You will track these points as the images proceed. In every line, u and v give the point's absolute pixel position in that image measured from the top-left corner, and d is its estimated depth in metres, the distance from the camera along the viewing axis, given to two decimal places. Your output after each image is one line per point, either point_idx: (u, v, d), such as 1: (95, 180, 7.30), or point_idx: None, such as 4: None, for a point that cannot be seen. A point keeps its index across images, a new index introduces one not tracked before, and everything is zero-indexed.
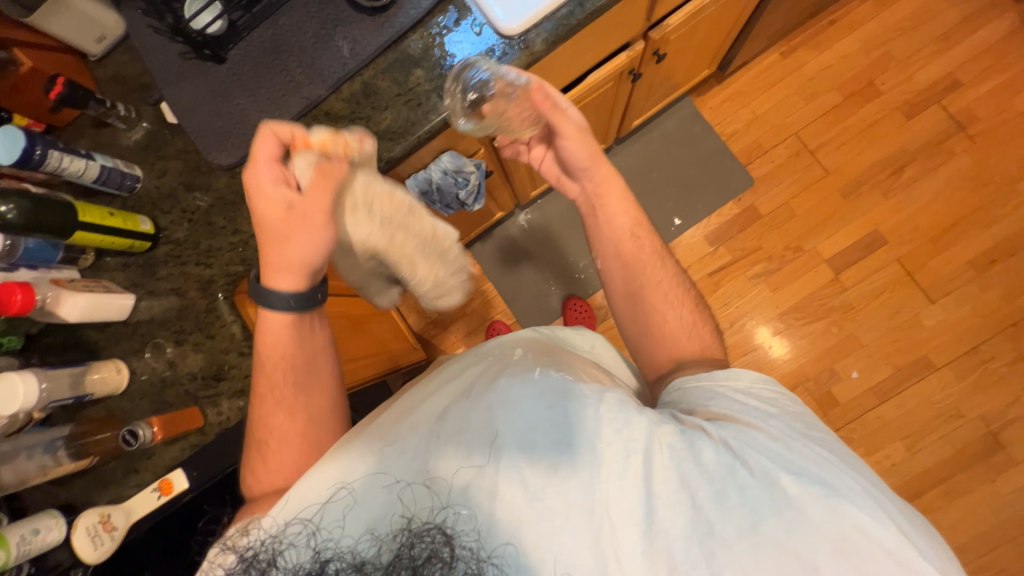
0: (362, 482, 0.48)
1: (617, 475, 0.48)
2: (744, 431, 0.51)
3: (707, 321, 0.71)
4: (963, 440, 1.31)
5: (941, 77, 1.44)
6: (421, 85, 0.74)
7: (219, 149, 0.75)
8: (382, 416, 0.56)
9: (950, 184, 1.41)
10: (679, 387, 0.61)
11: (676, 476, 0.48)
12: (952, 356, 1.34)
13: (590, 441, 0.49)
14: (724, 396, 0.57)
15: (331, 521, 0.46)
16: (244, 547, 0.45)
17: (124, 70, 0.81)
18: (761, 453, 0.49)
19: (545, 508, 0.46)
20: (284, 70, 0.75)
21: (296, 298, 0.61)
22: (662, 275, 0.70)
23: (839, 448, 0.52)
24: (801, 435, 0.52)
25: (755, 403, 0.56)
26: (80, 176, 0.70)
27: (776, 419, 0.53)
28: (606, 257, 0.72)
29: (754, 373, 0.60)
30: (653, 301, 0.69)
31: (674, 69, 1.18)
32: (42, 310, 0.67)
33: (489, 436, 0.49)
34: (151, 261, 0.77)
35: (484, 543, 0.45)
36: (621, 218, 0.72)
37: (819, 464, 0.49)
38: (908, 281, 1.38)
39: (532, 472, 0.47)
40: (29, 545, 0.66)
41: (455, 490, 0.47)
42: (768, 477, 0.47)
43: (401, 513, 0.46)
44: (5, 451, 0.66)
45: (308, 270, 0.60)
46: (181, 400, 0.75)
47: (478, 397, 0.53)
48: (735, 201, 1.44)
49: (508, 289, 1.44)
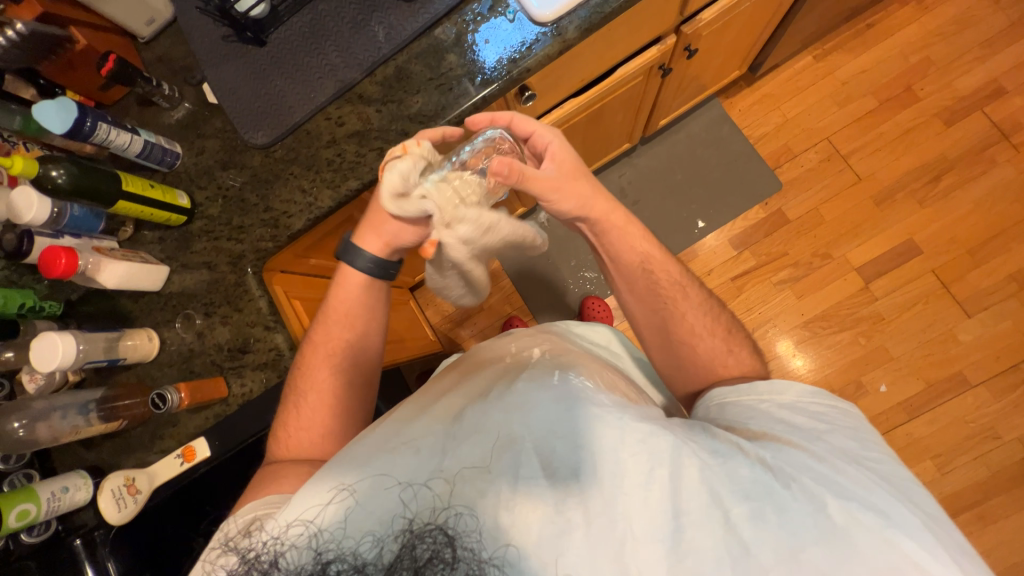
0: (365, 483, 0.43)
1: (641, 488, 0.43)
2: (785, 450, 0.46)
3: (744, 342, 0.65)
4: (999, 463, 1.24)
5: (984, 84, 1.39)
6: (454, 70, 0.75)
7: (256, 129, 0.77)
8: (394, 413, 0.52)
9: (992, 195, 1.35)
10: (718, 401, 0.57)
11: (706, 492, 0.43)
12: (988, 373, 1.28)
13: (613, 450, 0.44)
14: (765, 412, 0.53)
15: (330, 523, 0.42)
16: (246, 548, 0.43)
17: (170, 53, 0.84)
18: (806, 474, 0.43)
19: (565, 520, 0.41)
20: (321, 54, 0.77)
21: (376, 263, 0.66)
22: (687, 304, 0.65)
23: (895, 472, 0.46)
24: (851, 459, 0.46)
25: (800, 421, 0.50)
26: (125, 149, 0.73)
27: (821, 439, 0.48)
28: (624, 292, 0.68)
29: (800, 385, 0.55)
30: (679, 333, 0.64)
31: (705, 68, 1.17)
32: (83, 275, 0.70)
33: (504, 438, 0.45)
34: (185, 235, 0.80)
35: (492, 551, 0.40)
36: (627, 251, 0.66)
37: (872, 490, 0.43)
38: (943, 293, 1.32)
39: (549, 478, 0.43)
40: (58, 502, 0.69)
41: (463, 490, 0.42)
42: (813, 500, 0.42)
43: (404, 514, 0.41)
44: (42, 409, 0.69)
45: (394, 246, 0.66)
46: (207, 370, 0.77)
47: (496, 397, 0.49)
48: (762, 205, 1.42)
49: (526, 286, 1.43)
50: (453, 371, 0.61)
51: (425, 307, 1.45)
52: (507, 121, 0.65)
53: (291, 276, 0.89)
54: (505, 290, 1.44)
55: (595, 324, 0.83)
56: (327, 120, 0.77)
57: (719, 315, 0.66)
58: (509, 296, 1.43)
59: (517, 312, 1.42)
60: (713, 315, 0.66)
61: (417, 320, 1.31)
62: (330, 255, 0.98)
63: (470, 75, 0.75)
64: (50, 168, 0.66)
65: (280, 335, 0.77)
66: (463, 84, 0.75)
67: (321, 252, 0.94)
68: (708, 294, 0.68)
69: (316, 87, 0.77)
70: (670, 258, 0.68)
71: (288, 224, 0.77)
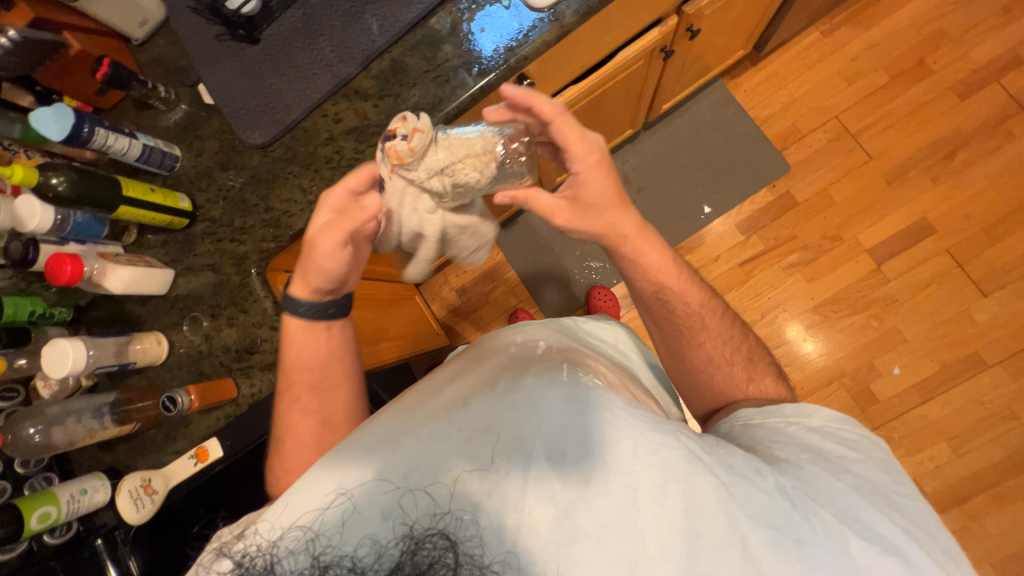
0: (365, 485, 0.43)
1: (652, 502, 0.41)
2: (806, 476, 0.45)
3: (765, 368, 0.64)
4: (1016, 443, 1.22)
5: (1001, 54, 1.34)
6: (450, 61, 0.74)
7: (253, 129, 0.77)
8: (395, 407, 0.51)
9: (1009, 169, 1.31)
10: (744, 422, 0.56)
11: (721, 510, 0.41)
12: (1005, 353, 1.25)
13: (625, 460, 0.42)
14: (792, 436, 0.52)
15: (330, 526, 0.41)
16: (241, 552, 0.42)
17: (165, 54, 0.84)
18: (826, 507, 0.42)
19: (574, 527, 0.40)
20: (314, 49, 0.76)
21: (313, 308, 0.64)
22: (703, 335, 0.63)
23: (926, 513, 0.44)
24: (881, 496, 0.44)
25: (831, 446, 0.49)
26: (124, 154, 0.73)
27: (849, 471, 0.46)
28: (644, 314, 0.67)
29: (828, 411, 0.54)
30: (693, 361, 0.64)
31: (708, 48, 1.14)
32: (90, 281, 0.70)
33: (511, 439, 0.44)
34: (188, 238, 0.80)
35: (493, 555, 0.40)
36: (647, 279, 0.63)
37: (895, 531, 0.42)
38: (957, 272, 1.29)
39: (558, 482, 0.42)
40: (78, 503, 0.70)
41: (467, 497, 0.42)
42: (834, 535, 0.40)
43: (404, 519, 0.41)
44: (57, 413, 0.70)
45: (319, 287, 0.62)
46: (217, 371, 0.77)
47: (503, 392, 0.48)
48: (770, 188, 1.39)
49: (531, 279, 1.42)
50: (453, 365, 0.60)
51: (431, 301, 1.45)
52: (551, 118, 0.57)
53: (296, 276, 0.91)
54: (510, 283, 1.43)
55: (601, 317, 0.84)
56: (324, 117, 0.77)
57: (741, 338, 0.65)
58: (515, 288, 1.42)
59: (522, 304, 1.41)
60: (734, 341, 0.64)
61: (423, 315, 1.31)
62: None
63: (467, 65, 0.74)
64: (50, 176, 0.66)
65: None
66: (460, 74, 0.74)
67: None
68: (729, 319, 0.65)
69: (311, 84, 0.76)
70: (692, 282, 0.65)
71: (288, 223, 0.77)
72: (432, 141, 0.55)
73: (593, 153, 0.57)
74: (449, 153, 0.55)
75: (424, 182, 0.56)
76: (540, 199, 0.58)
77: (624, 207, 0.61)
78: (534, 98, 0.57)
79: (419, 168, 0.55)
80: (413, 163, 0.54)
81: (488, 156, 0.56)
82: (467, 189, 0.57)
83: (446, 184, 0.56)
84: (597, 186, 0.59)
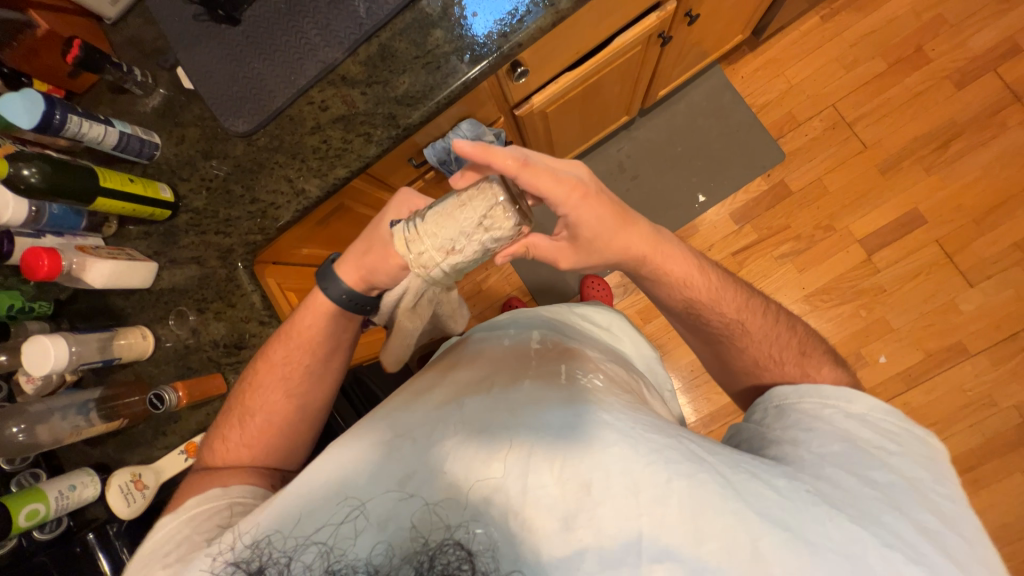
0: (376, 499, 0.42)
1: (656, 505, 0.41)
2: (824, 475, 0.46)
3: (820, 359, 0.60)
4: (994, 429, 1.26)
5: (1000, 42, 1.33)
6: (441, 47, 0.71)
7: (236, 116, 0.74)
8: (394, 408, 0.51)
9: (1001, 161, 1.31)
10: (778, 403, 0.57)
11: (731, 515, 0.40)
12: (989, 342, 1.28)
13: (627, 461, 0.42)
14: (829, 419, 0.52)
15: (342, 537, 0.41)
16: (258, 556, 0.41)
17: (139, 34, 0.80)
18: (845, 512, 0.42)
19: (575, 534, 0.40)
20: (298, 32, 0.72)
21: (350, 298, 0.62)
22: (751, 336, 0.62)
23: (965, 518, 0.44)
24: (916, 496, 0.45)
25: (868, 434, 0.50)
26: (100, 142, 0.70)
27: (884, 467, 0.47)
28: (676, 317, 0.67)
29: (872, 400, 0.54)
30: (738, 364, 0.64)
31: (706, 34, 1.11)
32: (69, 275, 0.68)
33: (509, 443, 0.44)
34: (171, 230, 0.78)
35: (504, 567, 0.39)
36: (674, 294, 0.63)
37: (918, 536, 0.42)
38: (946, 263, 1.31)
39: (558, 488, 0.41)
40: (67, 500, 0.69)
41: (473, 505, 0.41)
42: (851, 539, 0.40)
43: (414, 530, 0.40)
44: (40, 411, 0.68)
45: (367, 281, 0.61)
46: (205, 366, 0.76)
47: (501, 395, 0.49)
48: (764, 177, 1.38)
49: (525, 268, 1.41)
50: (454, 363, 0.60)
51: None
52: (515, 173, 0.51)
53: (283, 268, 0.88)
54: (504, 271, 1.41)
55: (595, 302, 0.84)
56: (310, 104, 0.74)
57: (790, 333, 0.62)
58: (508, 277, 1.41)
59: (515, 292, 1.41)
60: (783, 340, 0.62)
61: None
62: (323, 243, 0.95)
63: (459, 51, 0.71)
64: (21, 167, 0.63)
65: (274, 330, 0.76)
66: (452, 61, 0.71)
67: (313, 241, 0.91)
68: (774, 318, 0.63)
69: (296, 70, 0.73)
70: (726, 288, 0.63)
71: (275, 215, 0.75)
72: (426, 237, 0.53)
73: (577, 189, 0.54)
74: (438, 240, 0.53)
75: (456, 264, 0.54)
76: (540, 241, 0.58)
77: (632, 228, 0.59)
78: (490, 152, 0.50)
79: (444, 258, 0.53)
80: (413, 263, 0.55)
81: (477, 224, 0.52)
82: (507, 236, 0.52)
83: (477, 248, 0.52)
84: (592, 221, 0.56)
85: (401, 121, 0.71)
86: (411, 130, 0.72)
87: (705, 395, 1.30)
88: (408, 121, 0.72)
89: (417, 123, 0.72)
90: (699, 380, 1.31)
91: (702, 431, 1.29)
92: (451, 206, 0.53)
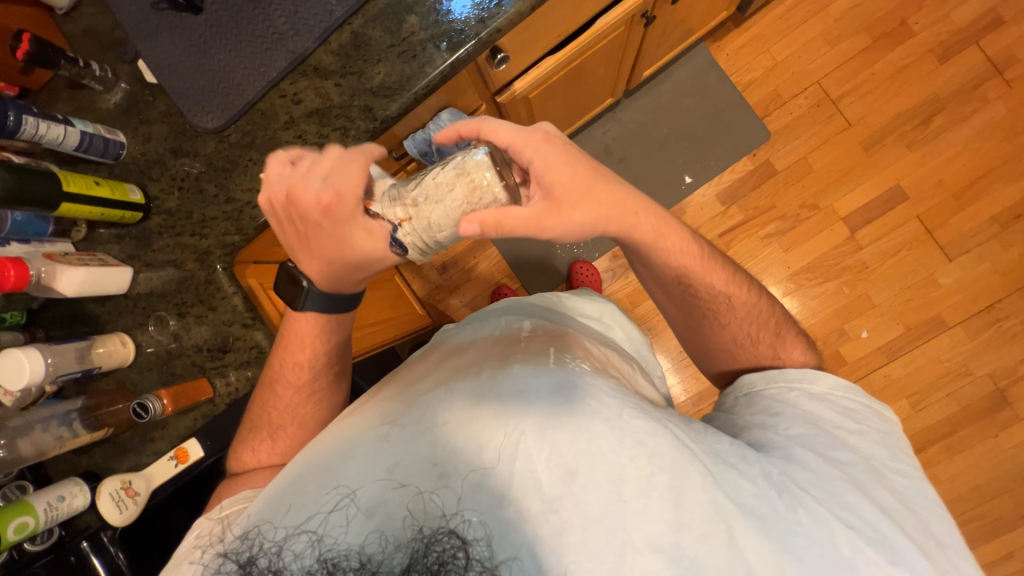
0: (367, 487, 0.42)
1: (640, 494, 0.41)
2: (794, 456, 0.47)
3: (793, 340, 0.62)
4: (970, 397, 1.31)
5: (983, 14, 1.32)
6: (416, 34, 0.68)
7: (204, 112, 0.71)
8: (383, 399, 0.51)
9: (981, 135, 1.32)
10: (746, 391, 0.58)
11: (710, 503, 0.42)
12: (966, 314, 1.31)
13: (614, 451, 0.43)
14: (793, 402, 0.54)
15: (332, 525, 0.40)
16: (244, 552, 0.41)
17: (95, 24, 0.75)
18: (813, 496, 0.43)
19: (561, 520, 0.40)
20: (265, 19, 0.69)
21: (324, 299, 0.59)
22: (731, 316, 0.62)
23: (918, 491, 0.47)
24: (875, 475, 0.47)
25: (830, 412, 0.52)
26: (61, 143, 0.67)
27: (845, 446, 0.48)
28: (662, 296, 0.65)
29: (832, 378, 0.56)
30: (717, 342, 0.64)
31: (691, 11, 1.09)
32: (38, 285, 0.65)
33: (498, 430, 0.43)
34: (144, 233, 0.75)
35: (499, 555, 0.39)
36: (663, 265, 0.59)
37: (881, 517, 0.43)
38: (927, 238, 1.33)
39: (546, 474, 0.41)
40: (56, 510, 0.69)
41: (464, 492, 0.41)
42: (821, 525, 0.42)
43: (406, 518, 0.40)
44: (20, 425, 0.67)
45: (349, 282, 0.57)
46: (189, 371, 0.75)
47: (490, 380, 0.49)
48: (750, 156, 1.37)
49: (514, 256, 1.40)
50: (443, 350, 0.59)
51: (411, 280, 1.42)
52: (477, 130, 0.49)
53: (265, 266, 0.86)
54: (493, 259, 1.40)
55: (586, 292, 0.84)
56: (282, 98, 0.71)
57: (770, 311, 0.63)
58: (497, 265, 1.40)
59: (505, 280, 1.40)
60: (762, 318, 0.62)
61: (404, 295, 1.29)
62: None
63: (435, 39, 0.68)
64: None
65: (259, 332, 0.75)
66: (428, 49, 0.68)
67: None
68: (756, 292, 0.63)
69: (265, 61, 0.69)
70: (715, 261, 0.61)
71: (252, 215, 0.73)
72: (419, 215, 0.49)
73: (536, 135, 0.49)
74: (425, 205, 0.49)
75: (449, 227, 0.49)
76: (512, 214, 0.47)
77: (604, 181, 0.52)
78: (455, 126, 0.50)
79: (440, 236, 0.50)
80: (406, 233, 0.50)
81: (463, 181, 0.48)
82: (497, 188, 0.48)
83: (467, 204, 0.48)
84: (560, 164, 0.49)
85: (378, 113, 0.69)
86: (389, 122, 0.70)
87: (694, 374, 1.32)
88: (386, 113, 0.69)
89: (395, 115, 0.69)
90: (688, 360, 1.33)
91: (691, 409, 1.32)
92: (434, 170, 0.49)
